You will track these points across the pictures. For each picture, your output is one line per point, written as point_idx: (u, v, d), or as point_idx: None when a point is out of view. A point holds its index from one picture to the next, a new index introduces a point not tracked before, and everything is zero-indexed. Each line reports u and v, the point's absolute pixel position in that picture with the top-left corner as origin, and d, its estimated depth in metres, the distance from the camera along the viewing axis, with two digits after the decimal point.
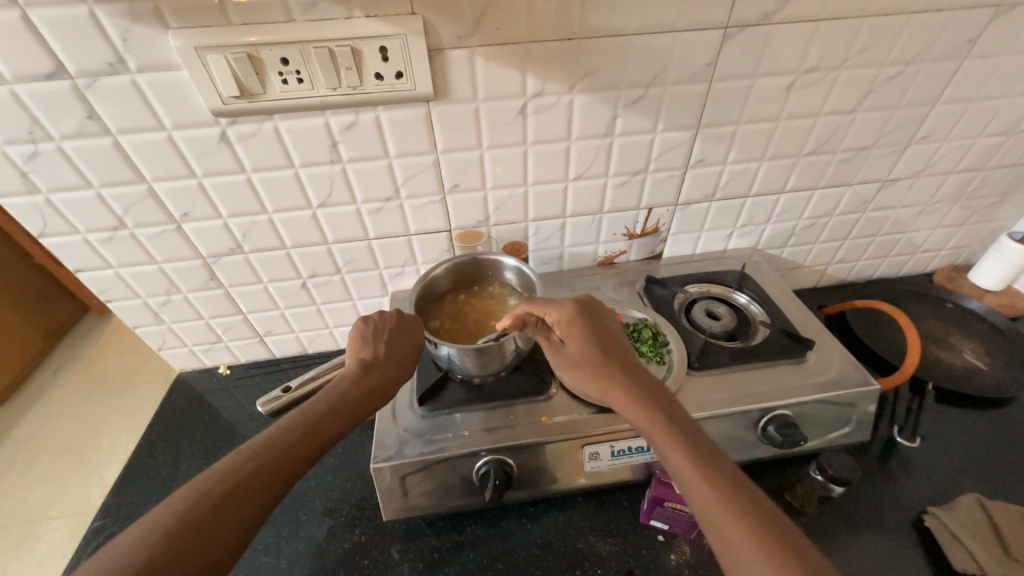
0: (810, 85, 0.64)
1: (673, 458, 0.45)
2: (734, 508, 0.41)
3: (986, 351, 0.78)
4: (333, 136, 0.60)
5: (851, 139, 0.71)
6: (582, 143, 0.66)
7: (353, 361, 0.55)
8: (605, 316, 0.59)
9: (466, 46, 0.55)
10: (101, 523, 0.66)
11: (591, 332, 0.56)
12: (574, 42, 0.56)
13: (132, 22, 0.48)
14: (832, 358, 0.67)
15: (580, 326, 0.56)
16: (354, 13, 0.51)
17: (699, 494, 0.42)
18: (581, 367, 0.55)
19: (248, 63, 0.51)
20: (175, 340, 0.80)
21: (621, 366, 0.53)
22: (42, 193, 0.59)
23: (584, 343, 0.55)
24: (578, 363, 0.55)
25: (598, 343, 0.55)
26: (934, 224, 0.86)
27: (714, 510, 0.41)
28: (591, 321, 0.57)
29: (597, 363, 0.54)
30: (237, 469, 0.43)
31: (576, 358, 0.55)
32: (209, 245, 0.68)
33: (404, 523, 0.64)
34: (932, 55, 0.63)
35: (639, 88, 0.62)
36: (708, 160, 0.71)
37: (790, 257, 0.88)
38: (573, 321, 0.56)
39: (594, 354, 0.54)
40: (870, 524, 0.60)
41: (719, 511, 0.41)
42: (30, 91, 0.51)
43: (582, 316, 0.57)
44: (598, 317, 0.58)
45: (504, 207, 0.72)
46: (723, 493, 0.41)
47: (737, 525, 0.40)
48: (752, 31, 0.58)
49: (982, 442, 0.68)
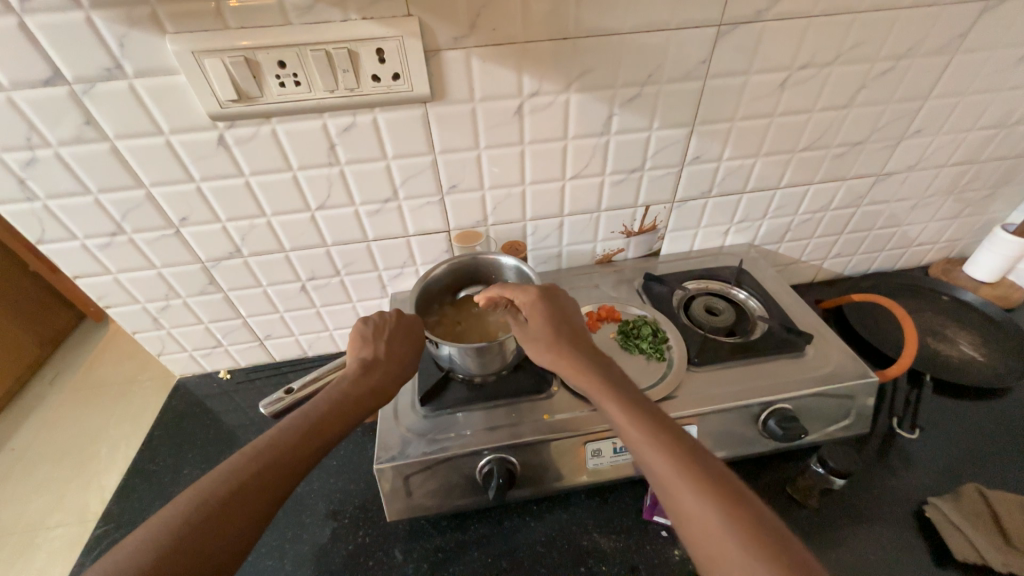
0: (804, 81, 0.65)
1: (630, 433, 0.45)
2: (692, 474, 0.41)
3: (982, 342, 0.79)
4: (331, 138, 0.60)
5: (845, 134, 0.72)
6: (579, 142, 0.67)
7: (354, 361, 0.55)
8: (567, 300, 0.60)
9: (462, 47, 0.55)
10: (103, 530, 0.66)
11: (552, 314, 0.56)
12: (569, 41, 0.57)
13: (130, 27, 0.48)
14: (830, 351, 0.68)
15: (542, 307, 0.57)
16: (351, 16, 0.51)
17: (657, 464, 0.43)
18: (541, 346, 0.55)
19: (245, 66, 0.51)
20: (175, 345, 0.80)
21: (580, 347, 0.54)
22: (40, 200, 0.59)
23: (545, 323, 0.55)
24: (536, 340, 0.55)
25: (558, 324, 0.55)
26: (929, 217, 0.87)
27: (670, 476, 0.41)
28: (553, 303, 0.57)
29: (557, 342, 0.54)
30: (242, 469, 0.43)
31: (536, 338, 0.55)
32: (207, 250, 0.68)
33: (408, 524, 0.64)
34: (922, 50, 0.64)
35: (634, 86, 0.62)
36: (705, 156, 0.72)
37: (786, 252, 0.89)
38: (534, 304, 0.57)
39: (555, 334, 0.54)
40: (872, 515, 0.61)
41: (677, 480, 0.41)
42: (27, 98, 0.51)
43: (545, 298, 0.58)
44: (560, 300, 0.58)
45: (502, 206, 0.72)
46: (681, 462, 0.42)
47: (694, 491, 0.40)
48: (745, 28, 0.59)
49: (980, 432, 0.69)
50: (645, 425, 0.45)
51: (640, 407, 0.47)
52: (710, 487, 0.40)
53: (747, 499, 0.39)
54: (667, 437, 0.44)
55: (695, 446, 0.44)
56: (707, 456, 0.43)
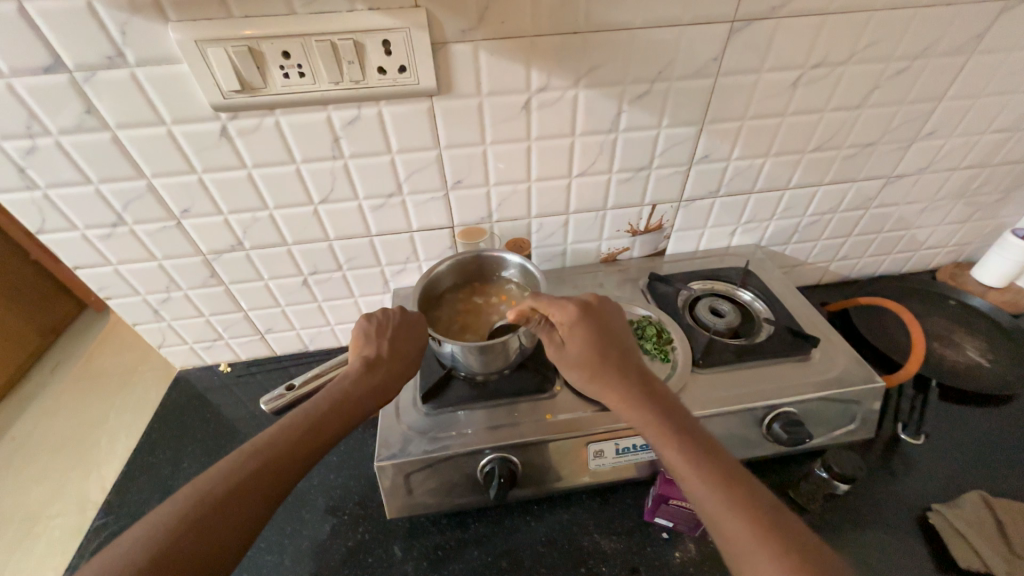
0: (817, 80, 0.64)
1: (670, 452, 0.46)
2: (742, 511, 0.41)
3: (990, 348, 0.78)
4: (335, 131, 0.59)
5: (856, 135, 0.71)
6: (586, 139, 0.66)
7: (357, 358, 0.55)
8: (609, 313, 0.56)
9: (470, 39, 0.54)
10: (101, 522, 0.66)
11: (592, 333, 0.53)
12: (579, 36, 0.56)
13: (132, 14, 0.47)
14: (837, 355, 0.67)
15: (584, 328, 0.53)
16: (357, 6, 0.50)
17: (706, 498, 0.43)
18: (581, 367, 0.53)
19: (248, 56, 0.50)
20: (175, 337, 0.80)
21: (622, 368, 0.52)
22: (40, 188, 0.58)
23: (585, 344, 0.52)
24: (575, 359, 0.54)
25: (601, 345, 0.52)
26: (938, 221, 0.86)
27: (709, 496, 0.43)
28: (596, 321, 0.54)
29: (597, 363, 0.52)
30: (239, 468, 0.42)
31: (575, 358, 0.53)
32: (209, 242, 0.68)
33: (407, 521, 0.63)
34: (938, 51, 0.63)
35: (643, 83, 0.61)
36: (713, 156, 0.71)
37: (793, 254, 0.88)
38: (574, 324, 0.53)
39: (597, 356, 0.52)
40: (876, 521, 0.60)
41: (728, 516, 0.42)
42: (27, 85, 0.50)
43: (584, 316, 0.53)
44: (602, 315, 0.55)
45: (507, 203, 0.72)
46: (732, 497, 0.42)
47: (745, 529, 0.40)
48: (758, 25, 0.58)
49: (986, 439, 0.68)
50: (693, 457, 0.45)
51: (687, 434, 0.47)
52: (761, 523, 0.41)
53: (797, 535, 0.40)
54: (717, 470, 0.44)
55: (744, 477, 0.44)
56: (756, 488, 0.43)
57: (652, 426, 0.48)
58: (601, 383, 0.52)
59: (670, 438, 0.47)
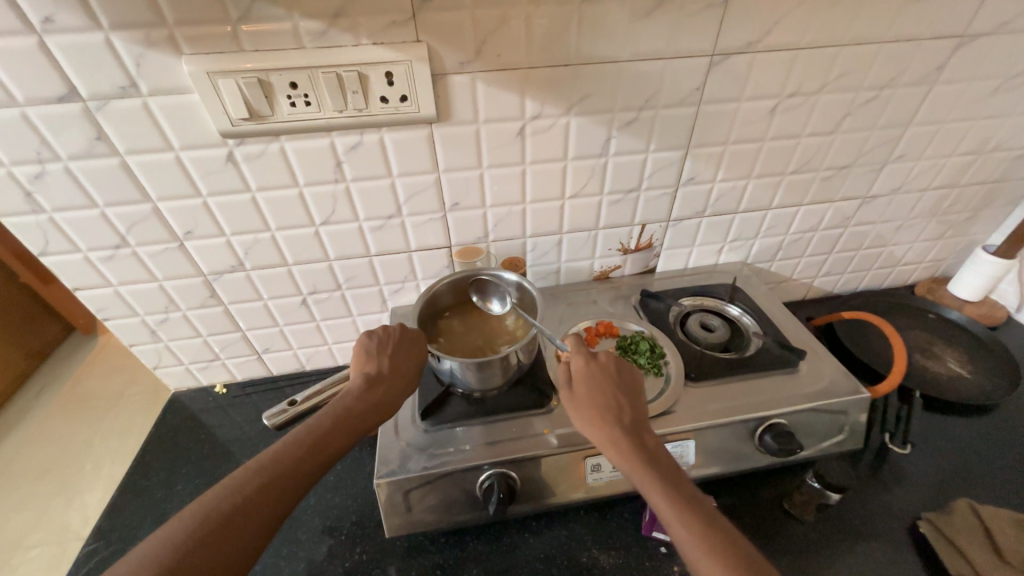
0: (792, 108, 0.68)
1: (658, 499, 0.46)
2: (720, 557, 0.41)
3: (969, 360, 0.81)
4: (338, 156, 0.62)
5: (832, 158, 0.75)
6: (579, 162, 0.69)
7: (358, 375, 0.56)
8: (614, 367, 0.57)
9: (468, 71, 0.58)
10: (92, 547, 0.65)
11: (595, 384, 0.55)
12: (570, 67, 0.59)
13: (147, 48, 0.50)
14: (824, 367, 0.69)
15: (586, 380, 0.55)
16: (362, 40, 0.53)
17: (695, 552, 0.43)
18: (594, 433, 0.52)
19: (258, 87, 0.53)
20: (172, 358, 0.80)
21: (654, 461, 0.49)
22: (46, 212, 0.59)
23: (587, 393, 0.54)
24: (580, 408, 0.54)
25: (602, 392, 0.54)
26: (914, 238, 0.90)
27: (688, 541, 0.43)
28: (600, 373, 0.56)
29: (595, 412, 0.52)
30: (245, 484, 0.43)
31: (578, 405, 0.54)
32: (211, 263, 0.69)
33: (405, 541, 0.63)
34: (903, 81, 0.68)
35: (632, 111, 0.65)
36: (699, 178, 0.74)
37: (778, 271, 0.91)
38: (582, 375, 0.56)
39: (600, 404, 0.53)
40: (866, 530, 0.61)
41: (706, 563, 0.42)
42: (41, 114, 0.52)
43: (590, 373, 0.56)
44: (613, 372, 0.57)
45: (503, 223, 0.74)
46: (718, 553, 0.42)
47: None
48: (737, 58, 0.62)
49: (969, 448, 0.70)
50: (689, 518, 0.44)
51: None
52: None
53: None
54: (701, 520, 0.44)
55: (726, 527, 0.44)
56: (738, 539, 0.43)
57: (685, 536, 0.43)
58: (673, 519, 0.45)
59: (709, 554, 0.42)
